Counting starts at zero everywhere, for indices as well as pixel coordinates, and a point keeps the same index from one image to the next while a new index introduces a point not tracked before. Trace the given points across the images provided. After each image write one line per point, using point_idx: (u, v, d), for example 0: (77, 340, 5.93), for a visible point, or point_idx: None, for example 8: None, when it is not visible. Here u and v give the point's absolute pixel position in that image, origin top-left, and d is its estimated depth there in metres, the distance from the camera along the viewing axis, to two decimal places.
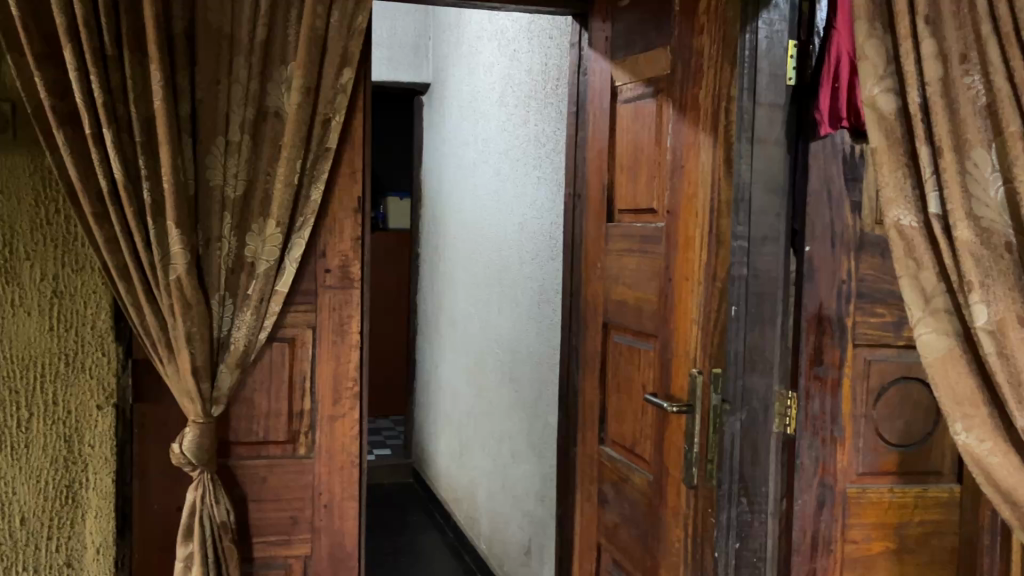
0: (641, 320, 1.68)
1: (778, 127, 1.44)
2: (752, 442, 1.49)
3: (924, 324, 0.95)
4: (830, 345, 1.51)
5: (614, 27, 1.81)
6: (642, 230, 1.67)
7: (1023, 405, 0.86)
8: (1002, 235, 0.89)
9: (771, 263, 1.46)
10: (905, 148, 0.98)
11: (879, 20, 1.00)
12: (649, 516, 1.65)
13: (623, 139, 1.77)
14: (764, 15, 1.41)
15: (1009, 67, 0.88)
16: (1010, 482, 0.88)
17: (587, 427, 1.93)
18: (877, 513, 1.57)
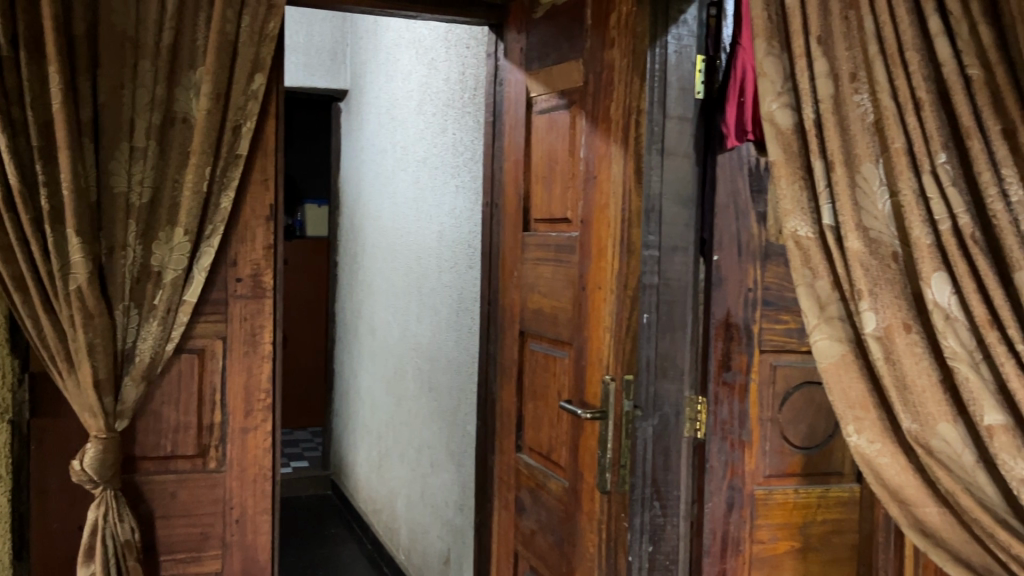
0: (557, 328, 1.70)
1: (687, 139, 1.48)
2: (664, 447, 1.52)
3: (820, 330, 0.99)
4: (738, 350, 1.56)
5: (528, 38, 1.83)
6: (557, 239, 1.70)
7: (908, 407, 0.91)
8: (889, 246, 0.93)
9: (681, 271, 1.50)
10: (802, 162, 1.02)
11: (777, 39, 1.04)
12: (564, 523, 1.67)
13: (538, 149, 1.78)
14: (673, 30, 1.45)
15: (894, 86, 0.92)
16: (898, 481, 0.93)
17: (504, 435, 1.94)
18: (783, 513, 1.63)
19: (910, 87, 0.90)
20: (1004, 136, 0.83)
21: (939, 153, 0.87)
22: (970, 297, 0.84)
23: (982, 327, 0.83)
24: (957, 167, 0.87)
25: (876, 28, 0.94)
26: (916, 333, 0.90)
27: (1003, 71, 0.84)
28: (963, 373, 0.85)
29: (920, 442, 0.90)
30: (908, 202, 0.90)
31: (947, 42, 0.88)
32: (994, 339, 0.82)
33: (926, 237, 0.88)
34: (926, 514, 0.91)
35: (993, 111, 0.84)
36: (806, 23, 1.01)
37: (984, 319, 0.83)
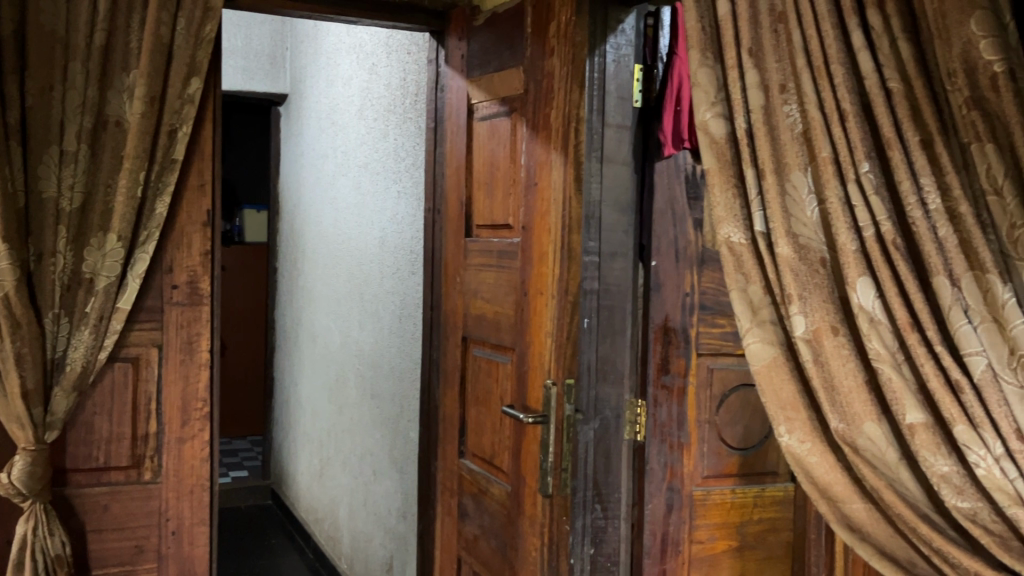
0: (499, 334, 1.71)
1: (626, 147, 1.52)
2: (605, 450, 1.55)
3: (753, 334, 1.01)
4: (676, 354, 1.60)
5: (469, 45, 1.84)
6: (498, 245, 1.71)
7: (836, 408, 0.94)
8: (818, 252, 0.96)
9: (621, 276, 1.53)
10: (734, 170, 1.05)
11: (710, 51, 1.08)
12: (507, 527, 1.67)
13: (480, 156, 1.79)
14: (612, 39, 1.49)
15: (820, 97, 0.96)
16: (827, 479, 0.96)
17: (446, 441, 1.94)
18: (720, 513, 1.67)
19: (835, 99, 0.94)
20: (922, 146, 0.87)
21: (863, 163, 0.91)
22: (892, 301, 0.88)
23: (903, 329, 0.87)
24: (879, 176, 0.91)
25: (804, 41, 0.97)
26: (844, 335, 0.93)
27: (921, 85, 0.88)
28: (886, 373, 0.88)
29: (847, 440, 0.93)
30: (834, 210, 0.93)
31: (869, 56, 0.91)
32: (915, 341, 0.86)
33: (852, 244, 0.92)
34: (853, 510, 0.94)
35: (913, 124, 0.88)
36: (737, 36, 1.04)
37: (906, 322, 0.87)
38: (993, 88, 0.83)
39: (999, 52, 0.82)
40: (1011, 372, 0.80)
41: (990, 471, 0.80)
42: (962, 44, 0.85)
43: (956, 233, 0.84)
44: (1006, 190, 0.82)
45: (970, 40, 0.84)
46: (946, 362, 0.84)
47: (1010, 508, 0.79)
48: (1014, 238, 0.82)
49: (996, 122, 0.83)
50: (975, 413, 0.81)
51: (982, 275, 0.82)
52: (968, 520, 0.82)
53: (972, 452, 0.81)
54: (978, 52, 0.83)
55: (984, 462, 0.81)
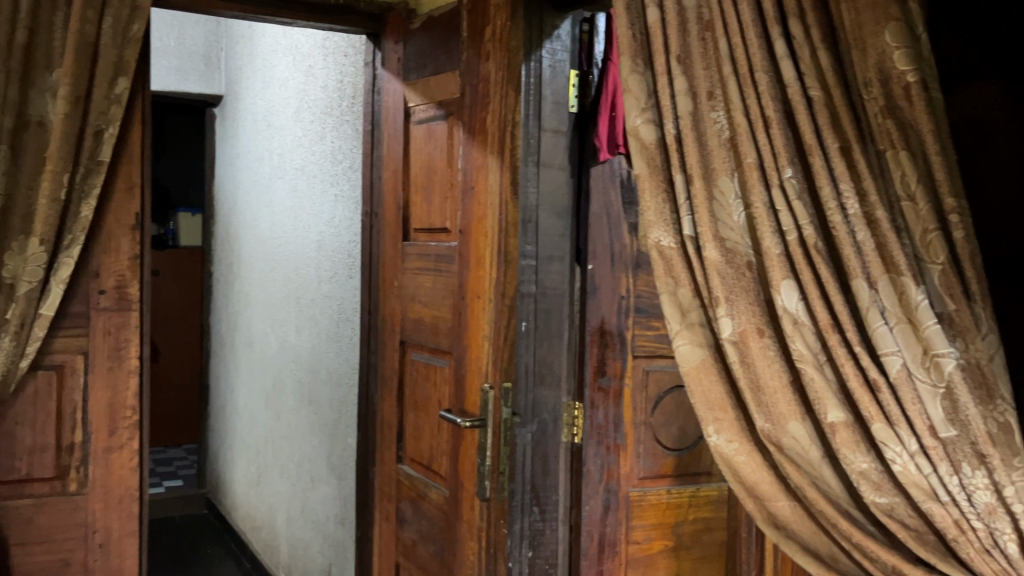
0: (437, 337, 1.70)
1: (562, 152, 1.53)
2: (542, 454, 1.56)
3: (681, 336, 1.03)
4: (612, 356, 1.62)
5: (405, 48, 1.84)
6: (436, 249, 1.70)
7: (762, 408, 0.96)
8: (744, 255, 0.98)
9: (557, 279, 1.54)
10: (664, 175, 1.06)
11: (641, 57, 1.09)
12: (444, 532, 1.67)
13: (417, 159, 1.79)
14: (547, 44, 1.50)
15: (745, 104, 0.98)
16: (754, 478, 0.98)
17: (384, 446, 1.93)
18: (656, 513, 1.70)
19: (760, 106, 0.96)
20: (841, 153, 0.90)
21: (786, 169, 0.93)
22: (814, 303, 0.90)
23: (825, 330, 0.89)
24: (801, 181, 0.93)
25: (729, 50, 1.00)
26: (769, 337, 0.95)
27: (840, 93, 0.91)
28: (809, 374, 0.91)
29: (772, 440, 0.95)
30: (759, 214, 0.95)
31: (791, 64, 0.94)
32: (836, 342, 0.88)
33: (776, 248, 0.94)
34: (779, 508, 0.96)
35: (832, 131, 0.91)
36: (666, 43, 1.06)
37: (827, 323, 0.89)
38: (906, 97, 0.86)
39: (912, 61, 0.86)
40: (925, 372, 0.83)
41: (906, 466, 0.83)
42: (877, 54, 0.88)
43: (873, 237, 0.87)
44: (919, 196, 0.86)
45: (884, 50, 0.87)
46: (864, 361, 0.86)
47: (925, 503, 0.83)
48: (926, 242, 0.85)
49: (909, 131, 0.87)
50: (892, 411, 0.84)
51: (897, 278, 0.85)
52: (885, 515, 0.86)
53: (890, 449, 0.84)
54: (891, 62, 0.87)
55: (901, 458, 0.83)
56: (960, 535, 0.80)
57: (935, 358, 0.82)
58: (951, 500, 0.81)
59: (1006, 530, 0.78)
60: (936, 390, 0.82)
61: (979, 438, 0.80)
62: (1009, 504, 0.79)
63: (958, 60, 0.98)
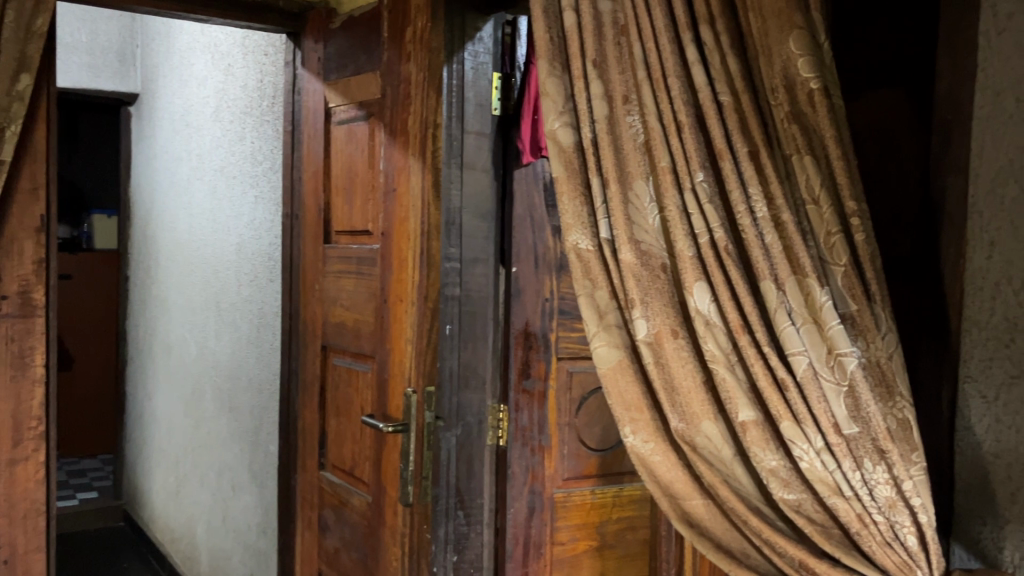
0: (359, 341, 1.68)
1: (485, 154, 1.53)
2: (466, 456, 1.55)
3: (599, 338, 1.03)
4: (537, 358, 1.64)
5: (326, 48, 1.81)
6: (358, 252, 1.68)
7: (676, 408, 0.98)
8: (658, 257, 0.99)
9: (481, 282, 1.54)
10: (582, 178, 1.06)
11: (558, 60, 1.10)
12: (367, 538, 1.64)
13: (338, 160, 1.76)
14: (469, 46, 1.49)
15: (659, 108, 0.99)
16: (668, 476, 0.99)
17: (306, 453, 1.89)
18: (581, 514, 1.74)
19: (673, 111, 0.97)
20: (750, 157, 0.91)
21: (697, 172, 0.95)
22: (725, 303, 0.91)
23: (735, 331, 0.91)
24: (712, 185, 0.94)
25: (643, 55, 1.01)
26: (683, 338, 0.97)
27: (748, 98, 0.93)
28: (721, 373, 0.92)
29: (685, 440, 0.96)
30: (673, 217, 0.97)
31: (702, 70, 0.95)
32: (746, 342, 0.89)
33: (689, 250, 0.95)
34: (692, 506, 0.97)
35: (742, 135, 0.92)
36: (583, 47, 1.07)
37: (737, 324, 0.90)
38: (810, 103, 0.90)
39: (815, 69, 0.89)
40: (829, 370, 0.85)
41: (813, 463, 0.85)
42: (782, 62, 0.91)
43: (780, 238, 0.89)
44: (823, 200, 0.89)
45: (789, 57, 0.91)
46: (773, 361, 0.88)
47: (830, 498, 0.85)
48: (830, 245, 0.88)
49: (813, 136, 0.90)
50: (799, 409, 0.86)
51: (803, 279, 0.87)
52: (793, 510, 0.88)
53: (797, 447, 0.86)
54: (796, 69, 0.90)
55: (808, 455, 0.85)
56: (863, 529, 0.83)
57: (838, 357, 0.85)
58: (854, 494, 0.84)
59: (904, 523, 0.83)
60: (840, 388, 0.84)
61: (879, 434, 0.84)
62: (908, 498, 0.83)
63: (859, 73, 1.03)
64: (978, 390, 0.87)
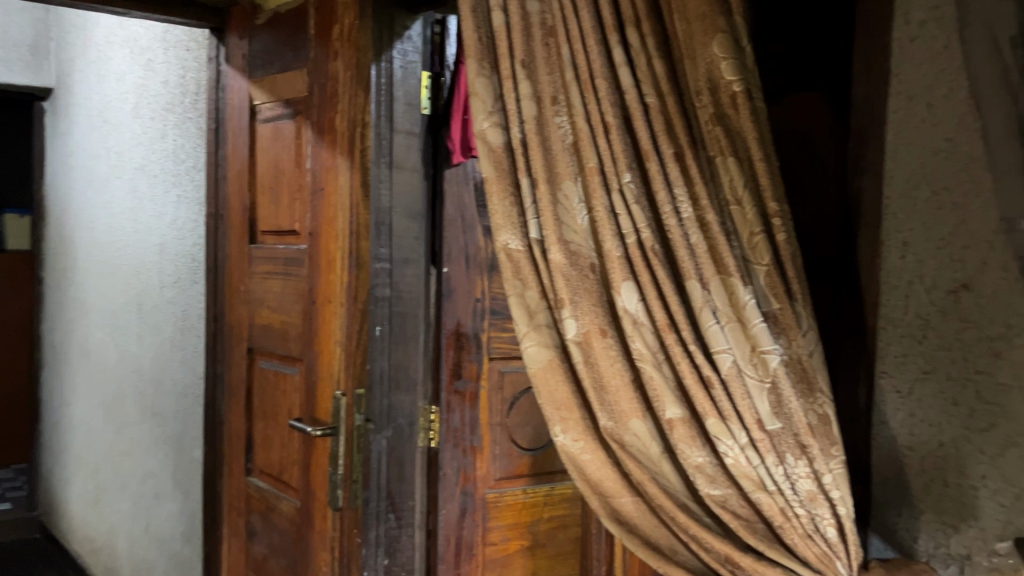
0: (286, 344, 1.64)
1: (415, 154, 1.51)
2: (398, 459, 1.52)
3: (529, 338, 1.02)
4: (468, 359, 1.65)
5: (250, 44, 1.76)
6: (285, 252, 1.64)
7: (605, 406, 0.98)
8: (587, 257, 1.00)
9: (412, 283, 1.52)
10: (512, 179, 1.06)
11: (487, 60, 1.09)
12: (296, 544, 1.61)
13: (264, 159, 1.72)
14: (398, 45, 1.47)
15: (586, 109, 1.00)
16: (597, 475, 0.99)
17: (232, 458, 1.85)
18: (512, 514, 1.75)
19: (600, 112, 0.98)
20: (675, 158, 0.93)
21: (625, 173, 0.95)
22: (652, 303, 0.92)
23: (663, 330, 0.91)
24: (638, 186, 0.96)
25: (572, 56, 1.02)
26: (611, 337, 0.97)
27: (673, 101, 0.95)
28: (648, 372, 0.92)
29: (614, 438, 0.97)
30: (601, 218, 0.97)
31: (628, 72, 0.97)
32: (673, 341, 0.90)
33: (617, 250, 0.95)
34: (622, 504, 0.98)
35: (667, 137, 0.93)
36: (511, 47, 1.06)
37: (664, 323, 0.91)
38: (732, 105, 0.92)
39: (737, 72, 0.91)
40: (753, 368, 0.87)
41: (738, 459, 0.86)
42: (706, 64, 0.93)
43: (705, 238, 0.90)
44: (746, 200, 0.91)
45: (712, 60, 0.93)
46: (699, 359, 0.89)
47: (755, 493, 0.86)
48: (752, 245, 0.91)
49: (735, 137, 0.92)
50: (724, 406, 0.87)
51: (727, 278, 0.89)
52: (719, 506, 0.89)
53: (722, 443, 0.87)
54: (720, 72, 0.92)
55: (733, 451, 0.86)
56: (785, 522, 0.85)
57: (761, 355, 0.86)
58: (778, 488, 0.85)
59: (825, 515, 0.85)
60: (763, 385, 0.86)
61: (800, 429, 0.86)
62: (827, 491, 0.86)
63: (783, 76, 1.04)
64: (893, 385, 0.91)
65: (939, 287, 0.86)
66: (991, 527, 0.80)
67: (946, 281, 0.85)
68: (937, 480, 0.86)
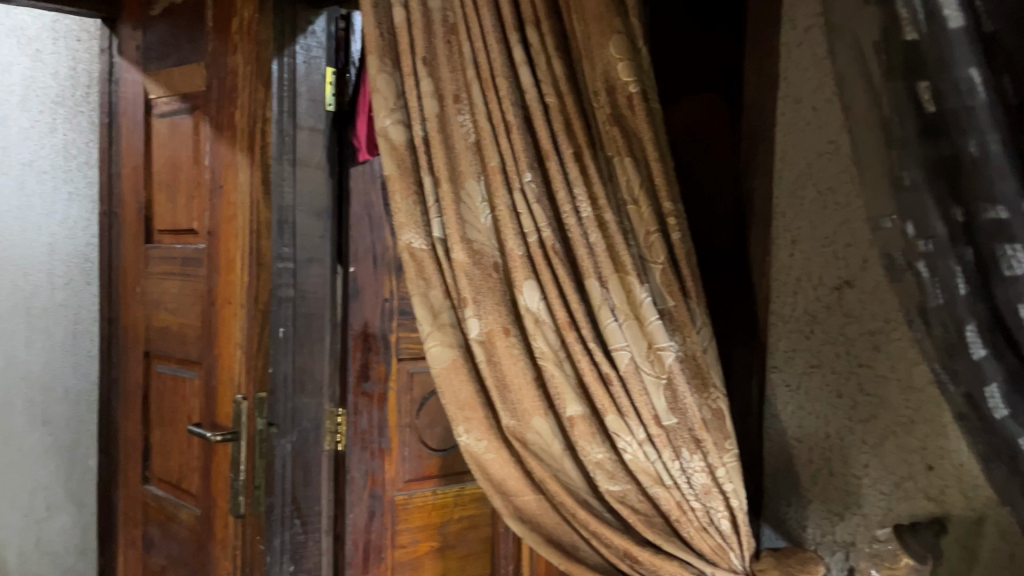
0: (185, 347, 1.59)
1: (319, 151, 1.48)
2: (303, 463, 1.48)
3: (433, 337, 1.01)
4: (377, 360, 1.63)
5: (145, 36, 1.70)
6: (182, 252, 1.59)
7: (508, 406, 0.98)
8: (490, 257, 1.00)
9: (317, 283, 1.49)
10: (414, 177, 1.05)
11: (388, 57, 1.08)
12: (196, 554, 1.55)
13: (159, 155, 1.66)
14: (301, 40, 1.43)
15: (488, 108, 1.00)
16: (501, 474, 0.99)
17: (128, 466, 1.78)
18: (422, 516, 1.75)
19: (501, 111, 0.98)
20: (574, 158, 0.93)
21: (526, 173, 0.96)
22: (553, 302, 0.92)
23: (563, 328, 0.92)
24: (539, 185, 0.96)
25: (472, 53, 1.01)
26: (514, 336, 0.97)
27: (572, 101, 0.95)
28: (549, 370, 0.93)
29: (517, 437, 0.97)
30: (503, 217, 0.97)
31: (528, 71, 0.97)
32: (573, 339, 0.91)
33: (518, 249, 0.95)
34: (525, 502, 0.98)
35: (566, 137, 0.94)
36: (412, 44, 1.06)
37: (564, 321, 0.92)
38: (630, 106, 0.93)
39: (633, 73, 0.92)
40: (649, 365, 0.88)
41: (637, 454, 0.88)
42: (603, 65, 0.94)
43: (603, 238, 0.91)
44: (642, 200, 0.92)
45: (609, 61, 0.94)
46: (598, 357, 0.90)
47: (653, 488, 0.88)
48: (649, 243, 0.91)
49: (632, 138, 0.93)
50: (622, 402, 0.88)
51: (624, 277, 0.90)
52: (618, 501, 0.90)
53: (621, 439, 0.88)
54: (616, 73, 0.93)
55: (631, 447, 0.88)
56: (682, 515, 0.87)
57: (657, 351, 0.88)
58: (674, 483, 0.87)
59: (719, 508, 0.87)
60: (659, 381, 0.88)
61: (695, 424, 0.87)
62: (721, 484, 0.87)
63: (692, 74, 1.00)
64: (784, 379, 0.94)
65: (826, 283, 0.90)
66: (873, 514, 0.85)
67: (830, 278, 0.89)
68: (824, 470, 0.90)
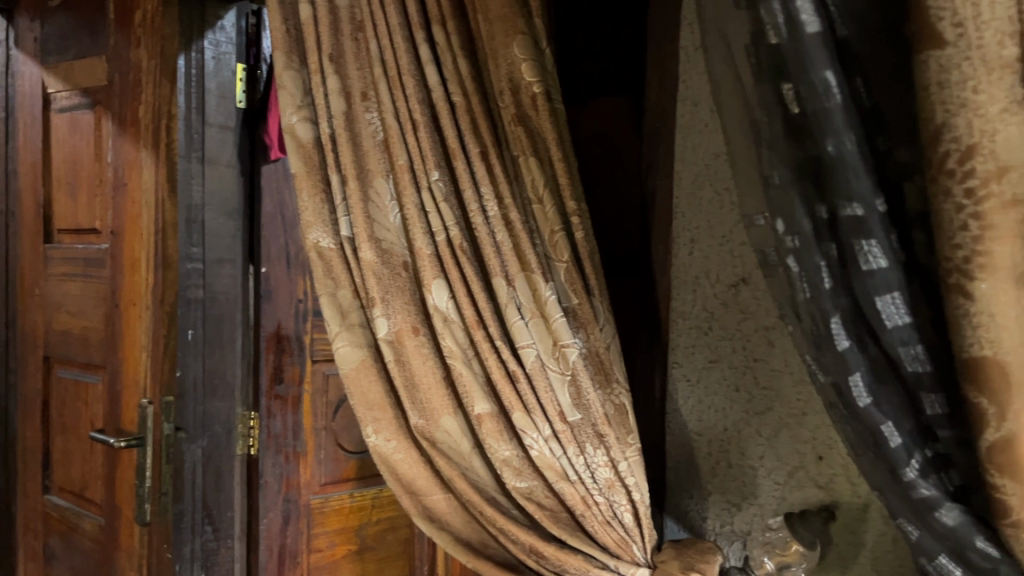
0: (88, 350, 1.53)
1: (229, 149, 1.45)
2: (213, 468, 1.45)
3: (341, 337, 1.00)
4: (289, 362, 1.60)
5: (43, 28, 1.63)
6: (84, 252, 1.53)
7: (416, 404, 0.97)
8: (400, 256, 0.99)
9: (227, 283, 1.46)
10: (321, 175, 1.04)
11: (295, 54, 1.07)
12: (99, 564, 1.50)
13: (59, 152, 1.60)
14: (210, 35, 1.40)
15: (395, 106, 0.99)
16: (410, 474, 0.98)
17: (27, 475, 1.71)
18: (339, 519, 1.73)
19: (408, 110, 0.98)
20: (480, 157, 0.94)
21: (433, 172, 0.96)
22: (461, 301, 0.93)
23: (471, 327, 0.92)
24: (447, 184, 0.96)
25: (379, 51, 1.01)
26: (423, 335, 0.97)
27: (478, 100, 0.96)
28: (458, 369, 0.93)
29: (425, 435, 0.97)
30: (411, 215, 0.96)
31: (435, 70, 0.97)
32: (481, 337, 0.91)
33: (426, 248, 0.95)
34: (433, 501, 0.98)
35: (472, 136, 0.95)
36: (319, 41, 1.04)
37: (472, 320, 0.92)
38: (533, 107, 0.94)
39: (537, 74, 0.94)
40: (554, 361, 0.89)
41: (542, 451, 0.88)
42: (507, 65, 0.95)
43: (510, 237, 0.92)
44: (547, 199, 0.93)
45: (513, 61, 0.95)
46: (504, 354, 0.90)
47: (558, 483, 0.88)
48: (553, 242, 0.93)
49: (537, 138, 0.94)
50: (529, 400, 0.89)
51: (531, 276, 0.91)
52: (525, 498, 0.91)
53: (528, 436, 0.88)
54: (520, 73, 0.94)
55: (538, 444, 0.88)
56: (586, 510, 0.88)
57: (561, 348, 0.89)
58: (578, 478, 0.88)
59: (622, 502, 0.88)
60: (564, 378, 0.89)
61: (598, 419, 0.89)
62: (623, 478, 0.89)
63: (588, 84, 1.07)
64: (684, 373, 0.96)
65: (722, 281, 0.92)
66: (768, 504, 0.88)
67: (727, 275, 0.92)
68: (722, 462, 0.92)
